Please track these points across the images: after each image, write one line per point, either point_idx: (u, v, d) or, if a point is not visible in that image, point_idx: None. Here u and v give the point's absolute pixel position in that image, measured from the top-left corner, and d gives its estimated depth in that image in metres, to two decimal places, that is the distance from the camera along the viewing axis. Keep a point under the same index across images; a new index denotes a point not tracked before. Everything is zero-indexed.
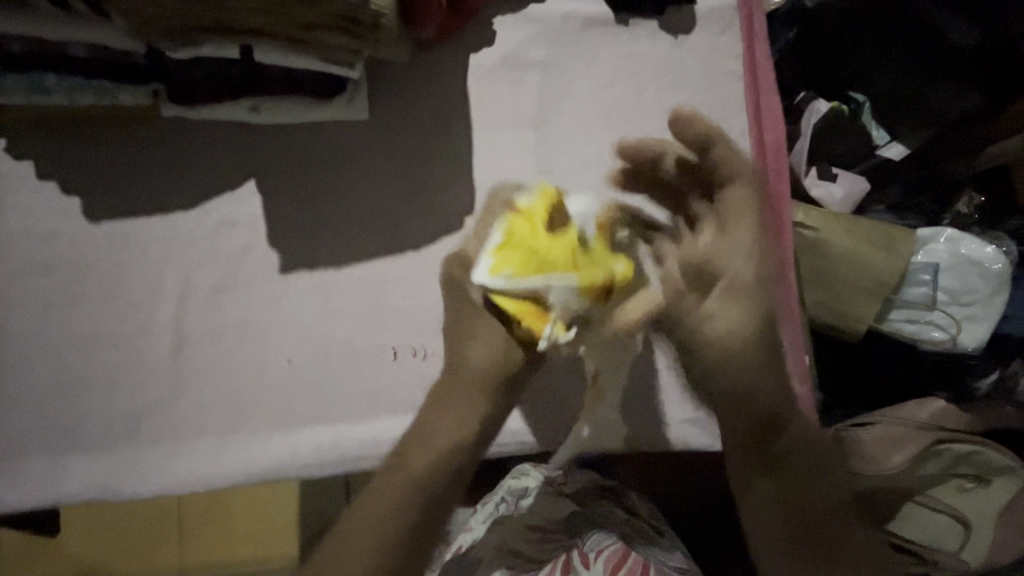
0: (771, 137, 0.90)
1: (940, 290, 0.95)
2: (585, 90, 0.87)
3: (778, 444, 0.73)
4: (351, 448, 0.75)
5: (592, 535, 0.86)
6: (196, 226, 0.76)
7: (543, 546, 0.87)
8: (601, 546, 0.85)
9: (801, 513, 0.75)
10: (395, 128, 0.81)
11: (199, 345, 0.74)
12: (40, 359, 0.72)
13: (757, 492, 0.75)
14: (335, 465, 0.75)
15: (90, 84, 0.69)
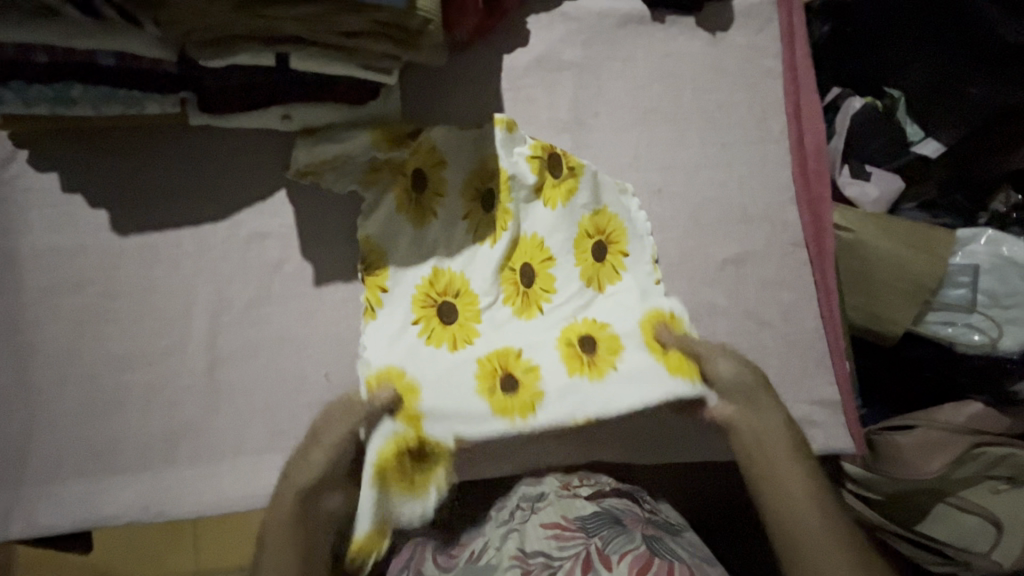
0: (812, 139, 0.87)
1: (980, 293, 0.93)
2: (621, 90, 0.84)
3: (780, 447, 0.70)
4: None
5: (612, 536, 0.71)
6: (227, 239, 0.74)
7: (557, 547, 0.71)
8: (621, 550, 0.69)
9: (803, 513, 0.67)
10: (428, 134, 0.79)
11: (233, 359, 0.73)
12: (69, 377, 0.70)
13: (770, 486, 0.69)
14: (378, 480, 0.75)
15: (118, 95, 0.66)
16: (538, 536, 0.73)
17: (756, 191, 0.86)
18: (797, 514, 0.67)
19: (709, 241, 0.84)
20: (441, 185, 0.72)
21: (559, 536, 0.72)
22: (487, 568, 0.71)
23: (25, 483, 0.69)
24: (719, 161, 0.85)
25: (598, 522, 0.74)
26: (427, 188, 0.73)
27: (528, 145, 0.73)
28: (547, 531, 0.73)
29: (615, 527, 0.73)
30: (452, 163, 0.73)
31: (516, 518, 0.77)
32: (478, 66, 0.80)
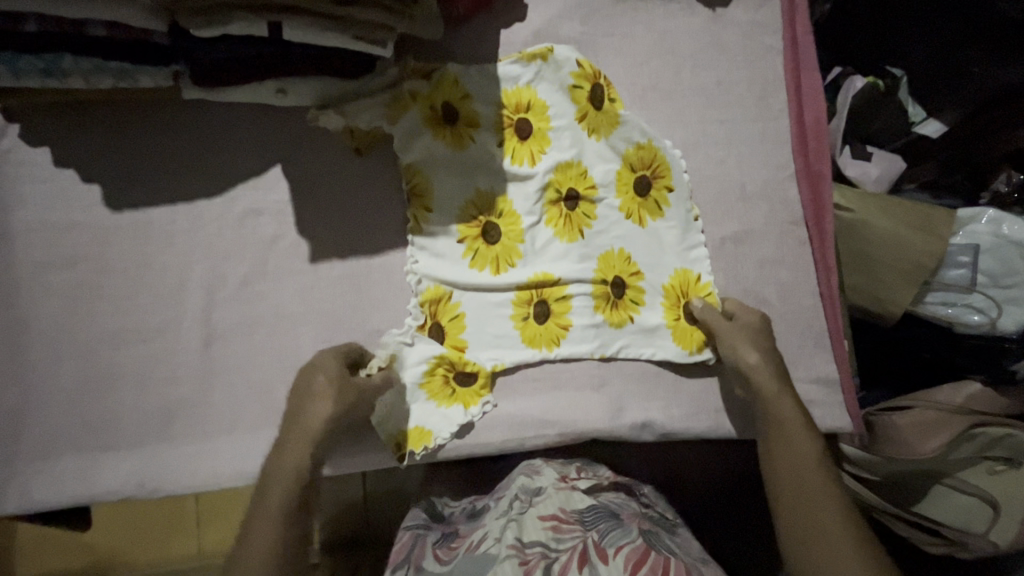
0: (811, 118, 0.86)
1: (979, 273, 0.93)
2: (620, 67, 0.83)
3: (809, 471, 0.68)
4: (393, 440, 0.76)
5: (610, 530, 0.71)
6: (221, 215, 0.73)
7: (554, 538, 0.70)
8: (619, 543, 0.69)
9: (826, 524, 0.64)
10: None
11: (228, 336, 0.72)
12: (64, 353, 0.69)
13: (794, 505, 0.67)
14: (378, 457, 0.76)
15: (110, 66, 0.65)
16: (535, 527, 0.72)
17: (755, 170, 0.85)
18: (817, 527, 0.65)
19: (707, 219, 0.83)
20: (472, 115, 0.75)
21: (556, 528, 0.71)
22: (484, 558, 0.69)
23: (21, 459, 0.68)
24: (718, 139, 0.84)
25: (595, 516, 0.74)
26: (460, 119, 0.75)
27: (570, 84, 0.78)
28: (546, 523, 0.72)
29: (612, 521, 0.73)
30: (477, 95, 0.76)
31: (514, 508, 0.77)
32: (475, 40, 0.79)
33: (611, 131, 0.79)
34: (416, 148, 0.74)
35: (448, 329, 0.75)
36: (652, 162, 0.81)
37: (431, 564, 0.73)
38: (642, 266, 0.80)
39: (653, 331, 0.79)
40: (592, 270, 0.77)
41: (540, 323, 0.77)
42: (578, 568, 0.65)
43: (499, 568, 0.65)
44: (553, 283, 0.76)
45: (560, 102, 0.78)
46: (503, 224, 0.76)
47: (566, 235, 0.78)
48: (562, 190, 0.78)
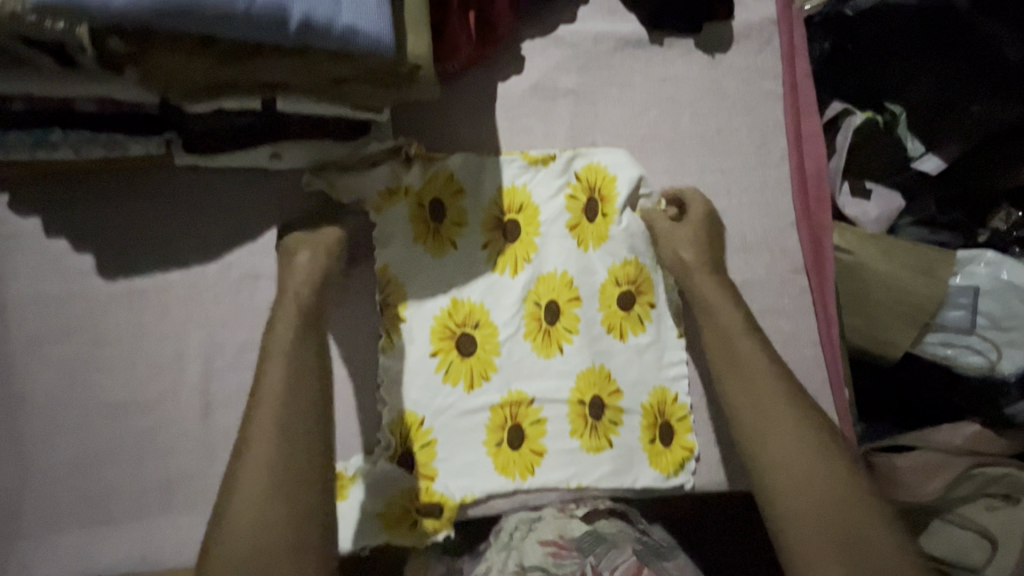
0: (812, 164, 0.85)
1: (979, 315, 0.93)
2: (619, 118, 0.82)
3: (791, 436, 0.65)
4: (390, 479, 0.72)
5: (606, 550, 0.72)
6: (218, 280, 0.72)
7: (554, 564, 0.71)
8: (615, 563, 0.70)
9: (816, 478, 0.63)
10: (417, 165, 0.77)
11: (226, 405, 0.71)
12: (60, 429, 0.68)
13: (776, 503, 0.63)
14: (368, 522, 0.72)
15: (99, 137, 0.63)
16: (536, 552, 0.72)
17: (756, 219, 0.84)
18: (805, 490, 0.62)
19: None
20: (460, 215, 0.75)
21: (557, 553, 0.72)
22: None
23: (20, 536, 0.68)
24: (718, 189, 0.84)
25: (590, 536, 0.74)
26: (446, 218, 0.75)
27: (569, 188, 0.78)
28: (546, 549, 0.72)
29: (608, 543, 0.73)
30: (470, 192, 0.75)
31: (514, 537, 0.75)
32: (472, 95, 0.77)
33: (600, 244, 0.78)
34: (395, 250, 0.73)
35: (419, 456, 0.73)
36: (637, 279, 0.79)
37: None
38: (622, 385, 0.78)
39: (629, 449, 0.78)
40: (568, 390, 0.76)
41: (513, 450, 0.75)
42: None
43: None
44: (526, 405, 0.75)
45: (553, 209, 0.77)
46: (479, 337, 0.75)
47: (543, 352, 0.76)
48: (540, 301, 0.76)
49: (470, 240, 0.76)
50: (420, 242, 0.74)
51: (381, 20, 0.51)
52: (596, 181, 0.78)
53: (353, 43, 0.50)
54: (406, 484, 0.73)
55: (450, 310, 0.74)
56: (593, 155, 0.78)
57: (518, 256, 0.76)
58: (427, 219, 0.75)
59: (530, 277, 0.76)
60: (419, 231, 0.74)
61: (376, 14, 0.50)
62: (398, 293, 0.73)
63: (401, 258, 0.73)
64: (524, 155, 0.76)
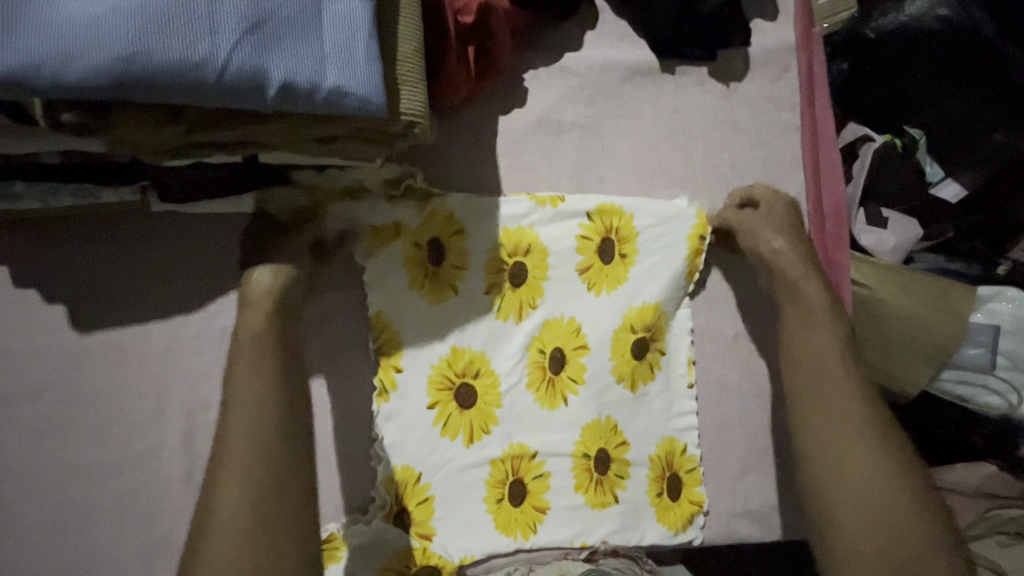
0: (831, 201, 0.80)
1: (999, 355, 0.89)
2: (627, 152, 0.77)
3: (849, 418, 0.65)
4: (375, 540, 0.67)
5: None
6: (200, 331, 0.68)
7: None
8: None
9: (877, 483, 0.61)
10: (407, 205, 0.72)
11: (211, 464, 0.68)
12: (33, 492, 0.64)
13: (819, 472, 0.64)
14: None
15: (66, 187, 0.58)
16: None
17: None
18: (855, 483, 0.62)
19: (718, 313, 0.79)
20: (461, 256, 0.69)
21: None
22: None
23: None
24: None
25: None
26: (445, 260, 0.70)
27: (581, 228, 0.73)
28: None
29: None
30: (470, 233, 0.70)
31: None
32: (471, 130, 0.72)
33: (615, 288, 0.74)
34: (389, 295, 0.68)
35: (415, 514, 0.67)
36: (652, 323, 0.75)
37: None
38: (630, 436, 0.74)
39: (636, 501, 0.74)
40: (573, 444, 0.71)
41: (514, 507, 0.70)
42: None
43: None
44: (528, 458, 0.70)
45: (562, 252, 0.72)
46: (478, 388, 0.69)
47: (546, 403, 0.71)
48: (546, 349, 0.71)
49: (472, 284, 0.70)
50: (418, 285, 0.69)
51: (372, 77, 0.46)
52: (610, 222, 0.74)
53: (339, 106, 0.45)
54: (398, 549, 0.66)
55: (449, 359, 0.69)
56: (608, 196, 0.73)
57: (524, 300, 0.71)
58: (426, 260, 0.69)
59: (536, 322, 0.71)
60: (415, 274, 0.68)
61: (366, 71, 0.45)
62: (391, 342, 0.67)
63: (397, 301, 0.68)
64: (532, 196, 0.71)
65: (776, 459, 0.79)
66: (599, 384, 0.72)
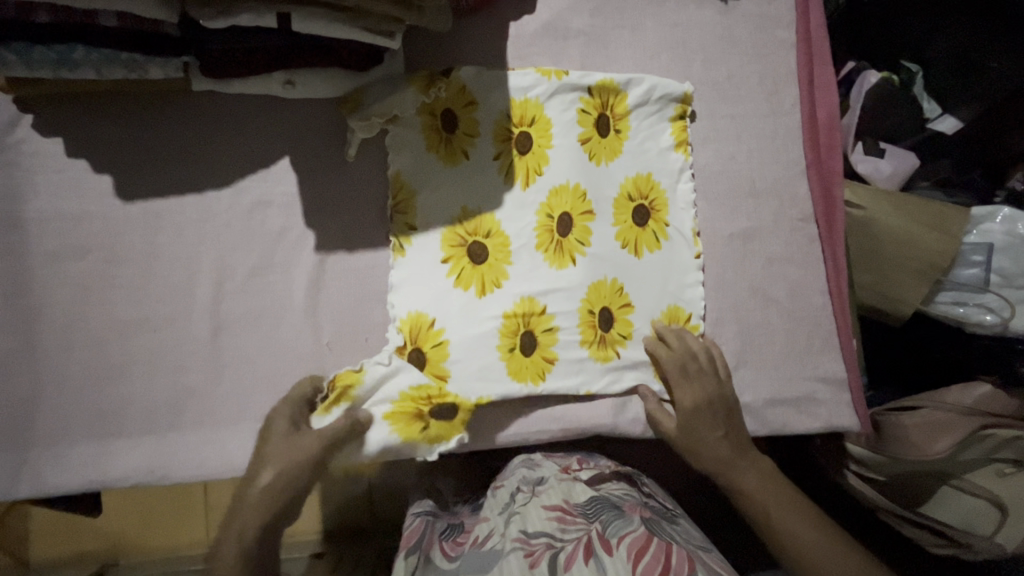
0: (824, 112, 0.85)
1: (993, 272, 0.92)
2: (629, 60, 0.82)
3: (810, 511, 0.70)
4: None
5: (612, 521, 0.70)
6: (230, 206, 0.74)
7: (559, 529, 0.70)
8: (621, 533, 0.68)
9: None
10: None
11: (236, 327, 0.73)
12: (77, 343, 0.71)
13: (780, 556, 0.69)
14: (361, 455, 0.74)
15: (119, 57, 0.65)
16: (538, 517, 0.72)
17: (765, 164, 0.84)
18: None
19: (715, 215, 0.83)
20: (472, 125, 0.75)
21: (561, 519, 0.71)
22: (489, 554, 0.70)
23: (34, 445, 0.70)
24: (728, 136, 0.84)
25: (597, 508, 0.74)
26: (458, 128, 0.75)
27: (581, 100, 0.78)
28: (551, 514, 0.72)
29: (614, 511, 0.73)
30: (482, 104, 0.75)
31: (517, 501, 0.78)
32: (484, 34, 0.79)
33: (612, 159, 0.80)
34: (407, 158, 0.74)
35: (428, 356, 0.73)
36: (649, 193, 0.81)
37: (438, 558, 0.73)
38: (632, 296, 0.79)
39: (636, 362, 0.79)
40: (580, 300, 0.76)
41: (526, 355, 0.75)
42: (583, 559, 0.65)
43: (506, 562, 0.66)
44: (538, 313, 0.75)
45: (567, 121, 0.77)
46: (490, 246, 0.75)
47: (553, 263, 0.75)
48: (554, 214, 0.76)
49: (483, 150, 0.75)
50: (432, 154, 0.75)
51: None
52: (609, 97, 0.79)
53: None
54: (420, 380, 0.69)
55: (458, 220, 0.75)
56: (607, 74, 0.79)
57: (531, 164, 0.76)
58: (440, 128, 0.75)
59: (544, 188, 0.76)
60: (432, 140, 0.75)
61: None
62: (411, 204, 0.75)
63: (417, 165, 0.75)
64: (538, 69, 0.77)
65: (767, 356, 0.82)
66: (604, 247, 0.77)
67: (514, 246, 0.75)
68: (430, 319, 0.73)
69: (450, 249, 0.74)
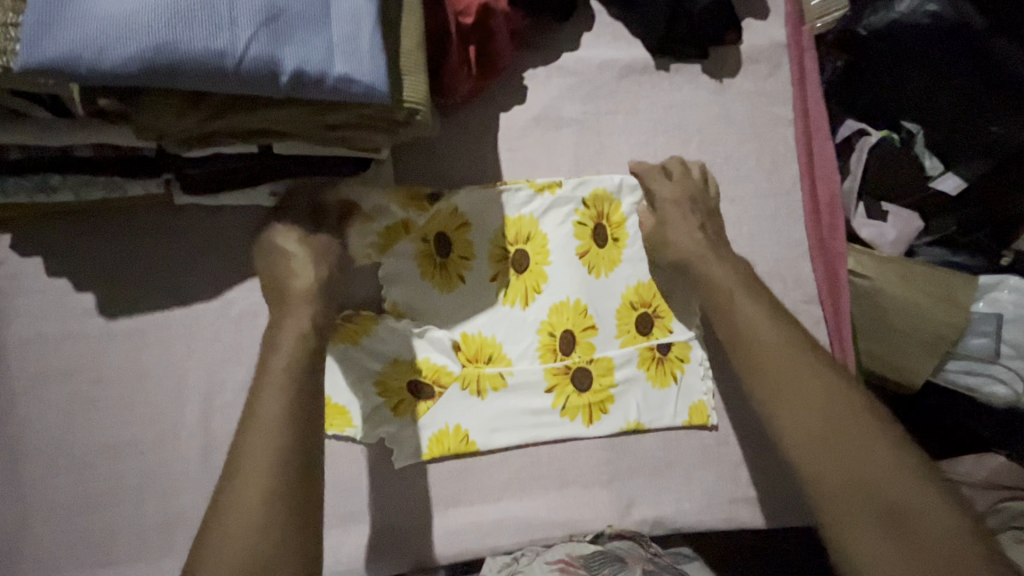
0: (825, 192, 0.83)
1: (1005, 344, 0.89)
2: (624, 145, 0.80)
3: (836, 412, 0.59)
4: (427, 553, 0.73)
5: (614, 572, 0.68)
6: (218, 316, 0.72)
7: None
8: None
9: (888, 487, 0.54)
10: None
11: (227, 445, 0.71)
12: (62, 469, 0.68)
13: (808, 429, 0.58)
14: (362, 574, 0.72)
15: (97, 179, 0.63)
16: (541, 570, 0.69)
17: (767, 245, 0.82)
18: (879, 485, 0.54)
19: None
20: (467, 248, 0.74)
21: (564, 570, 0.68)
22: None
23: None
24: (728, 218, 0.82)
25: (602, 561, 0.70)
26: (453, 253, 0.74)
27: (577, 212, 0.77)
28: (554, 566, 0.69)
29: (618, 564, 0.69)
30: (476, 225, 0.74)
31: (520, 560, 0.72)
32: (474, 127, 0.77)
33: (612, 270, 0.78)
34: (403, 290, 0.73)
35: (442, 449, 0.73)
36: (651, 301, 0.78)
37: None
38: (643, 413, 0.76)
39: (657, 481, 0.77)
40: (586, 422, 0.75)
41: (533, 467, 0.75)
42: None
43: None
44: (546, 438, 0.74)
45: (564, 237, 0.76)
46: (491, 371, 0.74)
47: (558, 399, 0.75)
48: (555, 332, 0.75)
49: (482, 273, 0.75)
50: (425, 281, 0.74)
51: (377, 66, 0.48)
52: (604, 206, 0.78)
53: (347, 93, 0.48)
54: (427, 413, 0.73)
55: (463, 337, 0.74)
56: (601, 181, 0.77)
57: (529, 285, 0.76)
58: (437, 252, 0.74)
59: (543, 308, 0.75)
60: (426, 267, 0.73)
61: (371, 61, 0.48)
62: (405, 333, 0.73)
63: (414, 293, 0.73)
64: (530, 183, 0.76)
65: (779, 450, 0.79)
66: (613, 361, 0.76)
67: (513, 368, 0.75)
68: (435, 445, 0.73)
69: (449, 372, 0.73)
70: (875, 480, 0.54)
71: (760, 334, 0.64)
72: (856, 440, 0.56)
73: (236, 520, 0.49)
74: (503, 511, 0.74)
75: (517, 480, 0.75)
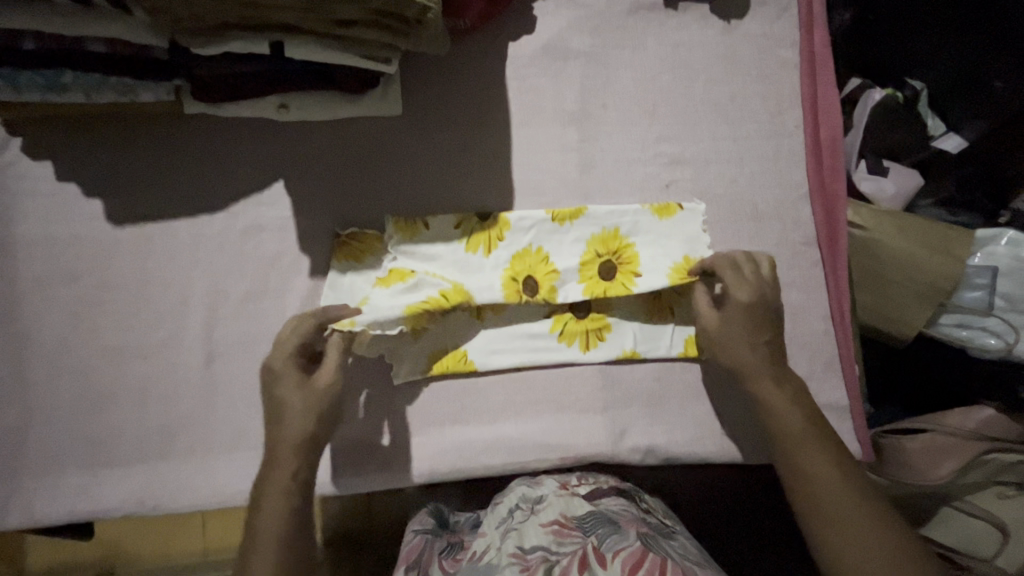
0: (827, 133, 0.83)
1: (997, 296, 0.90)
2: (630, 80, 0.81)
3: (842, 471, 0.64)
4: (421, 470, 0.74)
5: (608, 535, 0.67)
6: (224, 228, 0.72)
7: (556, 542, 0.67)
8: (617, 547, 0.65)
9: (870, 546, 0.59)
10: (410, 123, 0.76)
11: (228, 355, 0.72)
12: (66, 371, 0.69)
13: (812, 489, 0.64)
14: (357, 486, 0.74)
15: (110, 81, 0.64)
16: (536, 533, 0.69)
17: (768, 186, 0.83)
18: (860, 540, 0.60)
19: (719, 240, 0.81)
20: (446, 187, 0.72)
21: (558, 533, 0.69)
22: (486, 568, 0.67)
23: (23, 472, 0.69)
24: (731, 157, 0.82)
25: (595, 522, 0.71)
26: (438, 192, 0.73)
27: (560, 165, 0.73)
28: (547, 528, 0.70)
29: (611, 526, 0.69)
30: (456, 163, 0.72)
31: (515, 517, 0.75)
32: (482, 55, 0.78)
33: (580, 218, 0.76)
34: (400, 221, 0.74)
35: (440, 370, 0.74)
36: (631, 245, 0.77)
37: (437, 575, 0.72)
38: (640, 343, 0.77)
39: (649, 410, 0.78)
40: (581, 351, 0.76)
41: (528, 391, 0.76)
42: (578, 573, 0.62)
43: None
44: (542, 362, 0.75)
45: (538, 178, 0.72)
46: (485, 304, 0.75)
47: (555, 325, 0.76)
48: (517, 277, 0.74)
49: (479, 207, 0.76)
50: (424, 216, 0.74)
51: None
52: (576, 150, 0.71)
53: None
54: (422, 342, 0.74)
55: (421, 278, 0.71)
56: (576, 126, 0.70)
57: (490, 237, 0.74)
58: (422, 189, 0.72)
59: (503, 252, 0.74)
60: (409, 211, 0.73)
61: None
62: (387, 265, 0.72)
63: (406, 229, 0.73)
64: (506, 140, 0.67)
65: None
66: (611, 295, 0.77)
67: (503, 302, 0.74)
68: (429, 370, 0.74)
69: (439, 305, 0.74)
70: (851, 536, 0.61)
71: (782, 437, 0.68)
72: (848, 496, 0.63)
73: (267, 522, 0.60)
74: (497, 432, 0.75)
75: (512, 403, 0.76)
